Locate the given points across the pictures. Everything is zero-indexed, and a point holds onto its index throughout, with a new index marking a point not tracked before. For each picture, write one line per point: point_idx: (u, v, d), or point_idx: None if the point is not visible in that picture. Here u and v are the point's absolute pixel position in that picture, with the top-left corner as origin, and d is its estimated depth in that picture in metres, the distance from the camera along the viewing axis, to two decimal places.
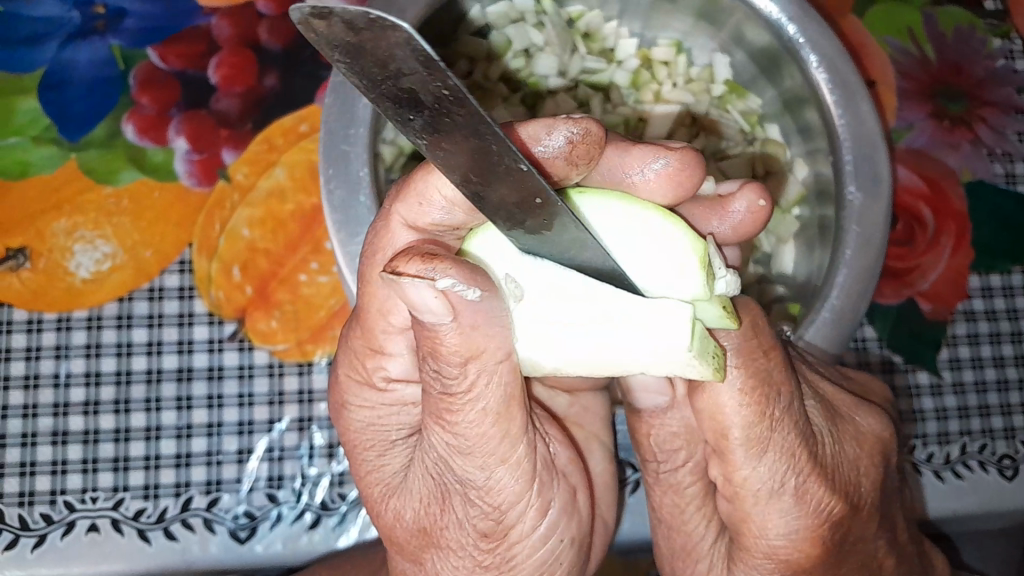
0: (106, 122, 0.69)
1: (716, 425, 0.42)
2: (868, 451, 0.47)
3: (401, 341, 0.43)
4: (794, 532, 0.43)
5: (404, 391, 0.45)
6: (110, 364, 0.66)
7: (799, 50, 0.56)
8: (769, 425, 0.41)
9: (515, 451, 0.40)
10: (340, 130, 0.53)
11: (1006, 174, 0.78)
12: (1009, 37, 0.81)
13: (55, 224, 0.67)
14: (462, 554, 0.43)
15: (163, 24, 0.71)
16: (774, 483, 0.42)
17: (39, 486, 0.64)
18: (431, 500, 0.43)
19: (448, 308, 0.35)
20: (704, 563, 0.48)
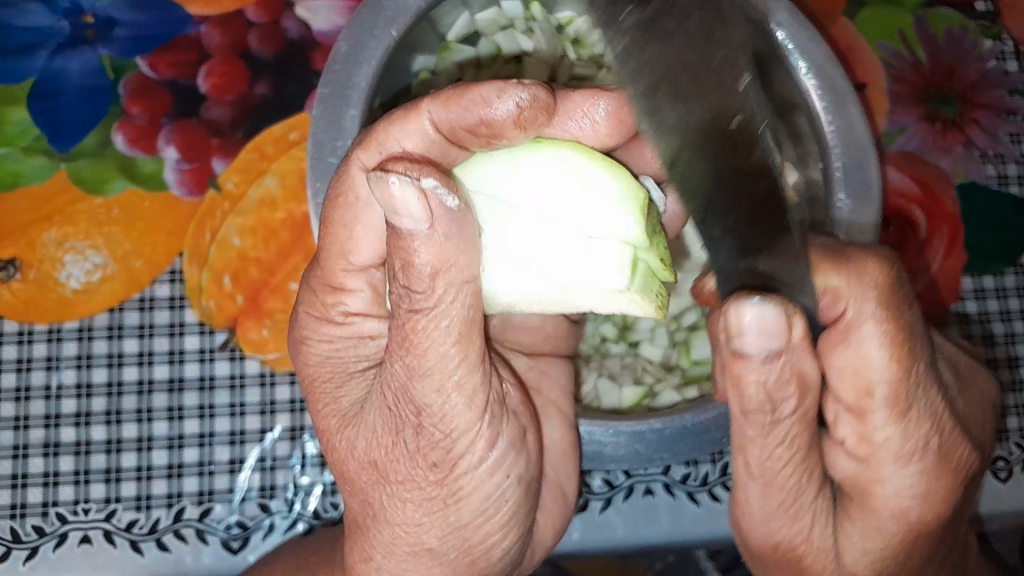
0: (96, 131, 0.69)
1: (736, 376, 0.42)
2: (986, 411, 0.52)
3: (360, 276, 0.46)
4: (927, 493, 0.46)
5: (361, 325, 0.47)
6: (101, 375, 0.66)
7: (786, 55, 0.55)
8: (915, 385, 0.44)
9: (471, 376, 0.40)
10: (330, 141, 0.54)
11: (999, 176, 0.78)
12: (1000, 39, 0.80)
13: (46, 234, 0.67)
14: (413, 486, 0.43)
15: (152, 33, 0.70)
16: (913, 447, 0.45)
17: (31, 498, 0.64)
18: (384, 431, 0.43)
19: (426, 212, 0.37)
20: (804, 521, 0.47)
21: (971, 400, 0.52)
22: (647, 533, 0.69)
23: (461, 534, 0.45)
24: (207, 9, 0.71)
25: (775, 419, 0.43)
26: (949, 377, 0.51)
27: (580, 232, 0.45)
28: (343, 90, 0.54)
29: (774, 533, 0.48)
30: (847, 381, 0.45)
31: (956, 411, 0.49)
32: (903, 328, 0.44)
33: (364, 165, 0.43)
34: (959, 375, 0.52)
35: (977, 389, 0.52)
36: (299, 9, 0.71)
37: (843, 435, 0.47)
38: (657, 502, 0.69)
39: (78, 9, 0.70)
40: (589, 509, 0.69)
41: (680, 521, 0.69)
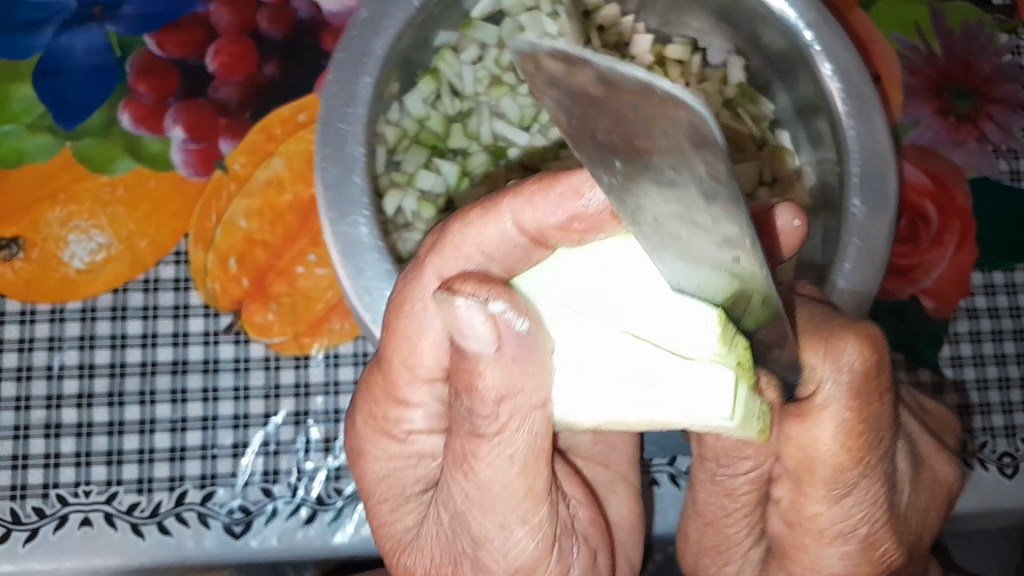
0: (102, 109, 0.68)
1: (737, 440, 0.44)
2: (937, 506, 0.49)
3: (425, 390, 0.43)
4: (846, 574, 0.45)
5: (425, 442, 0.44)
6: (104, 356, 0.65)
7: (814, 57, 0.55)
8: (862, 471, 0.42)
9: (535, 511, 0.39)
10: (340, 107, 0.52)
11: (1011, 171, 0.77)
12: (1016, 33, 0.80)
13: (50, 213, 0.66)
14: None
15: (160, 10, 0.69)
16: (844, 526, 0.44)
17: (31, 479, 0.63)
18: (446, 531, 0.42)
19: (494, 336, 0.35)
20: (730, 566, 0.50)
21: (926, 494, 0.49)
22: (653, 524, 0.68)
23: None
24: None
25: (730, 473, 0.46)
26: (910, 466, 0.47)
27: (671, 332, 0.37)
28: (359, 57, 0.53)
29: (699, 566, 0.52)
30: (792, 452, 0.43)
31: (902, 504, 0.47)
32: (865, 420, 0.41)
33: (438, 275, 0.41)
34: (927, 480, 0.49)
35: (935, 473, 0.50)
36: None
37: (779, 498, 0.45)
38: (662, 493, 0.68)
39: None
40: None
41: None
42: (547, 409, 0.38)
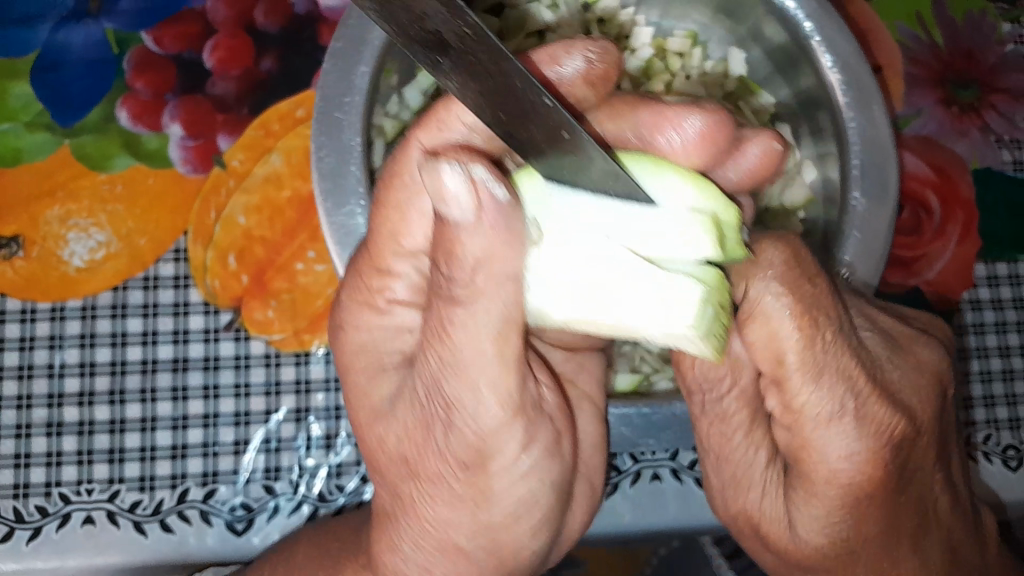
0: (100, 106, 0.67)
1: (772, 350, 0.43)
2: (931, 382, 0.48)
3: (408, 262, 0.45)
4: (855, 456, 0.42)
5: (404, 316, 0.46)
6: (104, 354, 0.65)
7: (812, 48, 0.55)
8: (823, 348, 0.42)
9: (507, 379, 0.39)
10: (337, 96, 0.52)
11: (1015, 162, 0.77)
12: (1019, 22, 0.79)
13: (49, 211, 0.66)
14: (449, 504, 0.43)
15: (157, 5, 0.69)
16: (833, 405, 0.42)
17: (33, 478, 0.63)
18: (416, 428, 0.43)
19: (473, 202, 0.35)
20: (755, 491, 0.49)
21: (912, 367, 0.47)
22: (655, 518, 0.68)
23: (496, 541, 0.45)
24: None
25: (716, 395, 0.50)
26: (880, 347, 0.47)
27: (672, 240, 0.42)
28: (357, 45, 0.52)
29: (730, 505, 0.52)
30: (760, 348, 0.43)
31: (885, 378, 0.45)
32: (804, 299, 0.42)
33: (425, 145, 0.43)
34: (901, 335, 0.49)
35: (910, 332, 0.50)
36: None
37: (773, 406, 0.45)
38: (664, 487, 0.68)
39: None
40: None
41: (688, 506, 0.68)
42: (518, 281, 0.38)
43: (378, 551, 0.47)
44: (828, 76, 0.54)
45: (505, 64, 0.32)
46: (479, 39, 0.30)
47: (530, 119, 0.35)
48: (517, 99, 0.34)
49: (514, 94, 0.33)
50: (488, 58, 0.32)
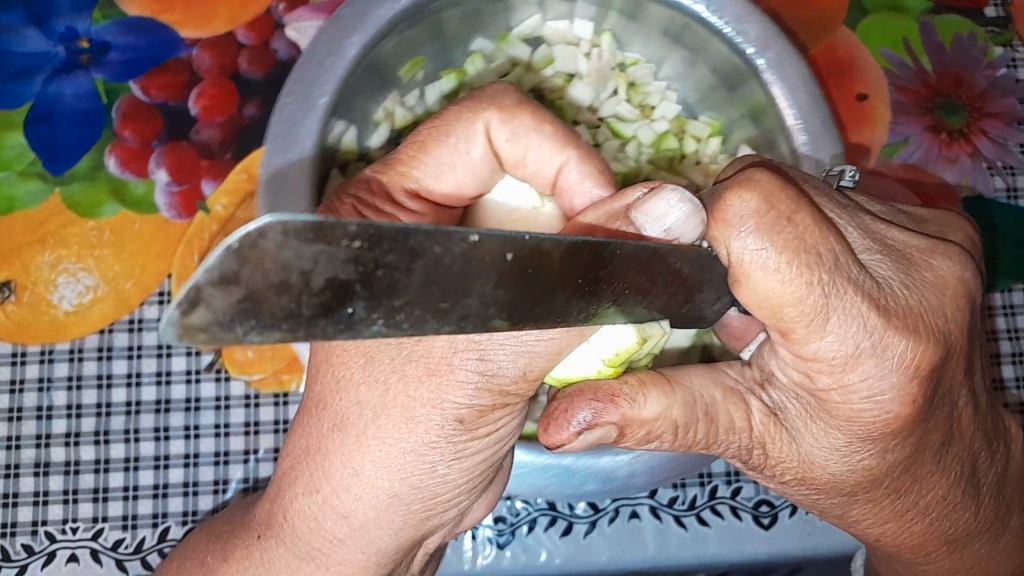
0: (89, 155, 0.70)
1: (772, 308, 0.40)
2: (951, 299, 0.44)
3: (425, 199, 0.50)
4: (949, 333, 0.43)
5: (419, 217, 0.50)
6: (91, 396, 0.67)
7: (759, 73, 0.56)
8: (933, 261, 0.44)
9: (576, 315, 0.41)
10: (292, 123, 0.54)
11: (1008, 188, 0.75)
12: (1011, 45, 0.77)
13: (40, 257, 0.68)
14: (423, 425, 0.43)
15: (144, 55, 0.71)
16: (949, 339, 0.43)
17: (21, 517, 0.65)
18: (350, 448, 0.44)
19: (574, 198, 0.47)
20: (836, 453, 0.45)
21: (926, 270, 0.44)
22: (632, 558, 0.67)
23: (430, 491, 0.45)
24: (199, 32, 0.72)
25: (844, 367, 0.41)
26: (890, 246, 0.44)
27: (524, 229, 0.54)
28: (314, 78, 0.54)
29: (818, 467, 0.46)
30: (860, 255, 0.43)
31: (913, 253, 0.44)
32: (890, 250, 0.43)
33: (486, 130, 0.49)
34: (927, 321, 0.42)
35: (938, 276, 0.44)
36: (290, 29, 0.72)
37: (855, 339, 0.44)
38: (643, 525, 0.68)
39: (73, 35, 0.71)
40: (572, 532, 0.67)
41: (666, 545, 0.68)
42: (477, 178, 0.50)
43: (291, 498, 0.47)
44: (784, 110, 0.55)
45: (467, 283, 0.31)
46: (449, 260, 0.31)
47: (583, 295, 0.34)
48: (545, 275, 0.33)
49: (475, 315, 0.32)
50: (445, 255, 0.30)
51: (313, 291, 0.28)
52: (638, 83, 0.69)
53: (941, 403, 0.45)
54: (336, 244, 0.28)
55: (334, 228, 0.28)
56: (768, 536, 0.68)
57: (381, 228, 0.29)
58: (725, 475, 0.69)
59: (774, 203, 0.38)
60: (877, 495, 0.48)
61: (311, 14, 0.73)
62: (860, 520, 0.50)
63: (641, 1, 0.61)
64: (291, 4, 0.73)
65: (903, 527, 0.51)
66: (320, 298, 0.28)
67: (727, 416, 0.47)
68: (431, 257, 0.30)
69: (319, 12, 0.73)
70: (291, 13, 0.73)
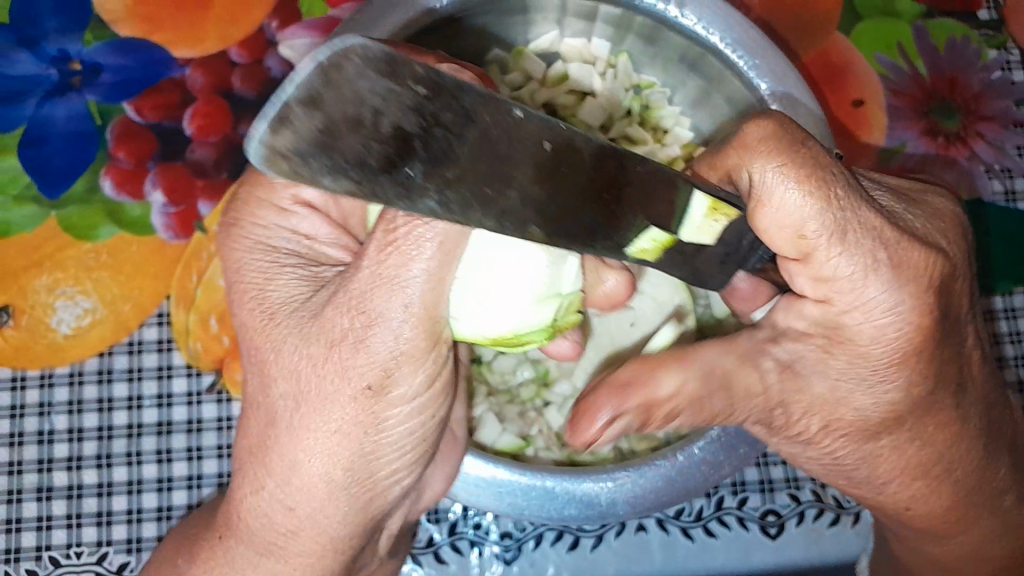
0: (84, 177, 0.69)
1: (786, 233, 0.40)
2: (951, 225, 0.45)
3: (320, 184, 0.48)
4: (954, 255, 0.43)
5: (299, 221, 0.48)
6: (91, 420, 0.67)
7: (769, 108, 0.55)
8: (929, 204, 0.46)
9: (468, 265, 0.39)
10: None
11: (1006, 190, 0.75)
12: (1005, 47, 0.77)
13: (37, 281, 0.68)
14: (338, 403, 0.42)
15: (136, 76, 0.71)
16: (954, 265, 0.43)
17: (24, 543, 0.65)
18: (269, 426, 0.44)
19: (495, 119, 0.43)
20: (864, 388, 0.45)
21: (927, 214, 0.45)
22: (640, 571, 0.67)
23: (366, 467, 0.44)
24: (191, 51, 0.72)
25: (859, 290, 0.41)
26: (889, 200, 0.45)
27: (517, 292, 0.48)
28: None
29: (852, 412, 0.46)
30: (781, 240, 0.41)
31: (908, 201, 0.45)
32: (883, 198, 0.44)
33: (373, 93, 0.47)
34: (931, 241, 0.43)
35: (933, 208, 0.45)
36: (282, 46, 0.72)
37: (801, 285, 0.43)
38: (649, 538, 0.68)
39: (65, 56, 0.71)
40: (579, 546, 0.67)
41: (673, 557, 0.68)
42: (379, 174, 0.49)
43: (241, 496, 0.46)
44: None
45: (509, 166, 0.32)
46: (495, 129, 0.31)
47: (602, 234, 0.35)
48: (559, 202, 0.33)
49: (506, 228, 0.32)
50: (493, 126, 0.31)
51: (379, 137, 0.29)
52: (651, 105, 0.70)
53: (958, 339, 0.46)
54: (403, 84, 0.29)
55: (402, 65, 0.29)
56: (774, 546, 0.68)
57: (439, 76, 0.29)
58: (731, 485, 0.68)
59: (764, 142, 0.40)
60: (906, 439, 0.47)
61: (304, 31, 0.72)
62: (890, 477, 0.49)
63: (658, 30, 0.60)
64: (283, 21, 0.72)
65: (930, 485, 0.50)
66: (383, 147, 0.29)
67: (743, 382, 0.45)
68: (481, 124, 0.31)
69: (311, 29, 0.73)
70: (283, 31, 0.72)
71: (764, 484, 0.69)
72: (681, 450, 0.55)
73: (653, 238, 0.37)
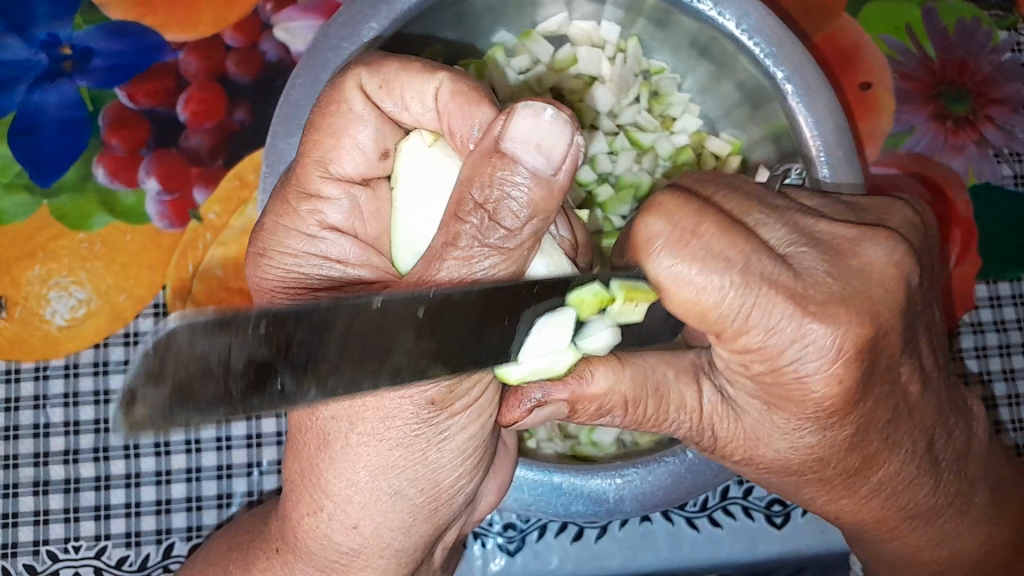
0: (77, 165, 0.68)
1: (697, 313, 0.39)
2: (885, 286, 0.41)
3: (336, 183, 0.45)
4: (884, 312, 0.40)
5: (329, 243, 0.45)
6: (88, 412, 0.66)
7: (785, 97, 0.53)
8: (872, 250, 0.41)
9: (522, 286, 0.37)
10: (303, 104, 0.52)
11: (1015, 175, 0.74)
12: (1016, 29, 0.76)
13: (30, 271, 0.67)
14: (399, 419, 0.40)
15: (129, 61, 0.69)
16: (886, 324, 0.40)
17: (22, 537, 0.64)
18: (319, 449, 0.43)
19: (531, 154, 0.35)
20: (794, 434, 0.44)
21: (859, 273, 0.41)
22: (645, 561, 0.67)
23: (429, 477, 0.43)
24: (185, 35, 0.70)
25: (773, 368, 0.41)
26: (814, 250, 0.41)
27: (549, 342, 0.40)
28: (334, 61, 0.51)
29: (783, 454, 0.45)
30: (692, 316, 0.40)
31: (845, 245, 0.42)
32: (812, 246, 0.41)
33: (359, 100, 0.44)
34: (855, 306, 0.40)
35: (864, 263, 0.41)
36: (279, 29, 0.70)
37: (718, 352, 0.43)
38: (654, 528, 0.67)
39: (56, 41, 0.69)
40: (583, 538, 0.67)
41: (678, 548, 0.67)
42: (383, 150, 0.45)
43: (299, 518, 0.45)
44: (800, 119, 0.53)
45: (388, 341, 0.31)
46: (359, 322, 0.30)
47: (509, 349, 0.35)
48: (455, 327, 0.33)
49: (409, 367, 0.32)
50: (358, 313, 0.30)
51: (237, 375, 0.29)
52: (661, 92, 0.68)
53: (887, 385, 0.43)
54: (243, 333, 0.28)
55: (237, 320, 0.28)
56: (781, 535, 0.67)
57: (280, 309, 0.29)
58: (737, 476, 0.67)
59: (674, 220, 0.38)
60: (826, 473, 0.46)
61: (300, 13, 0.71)
62: (816, 496, 0.49)
63: (667, 11, 0.58)
64: (279, 4, 0.71)
65: (857, 502, 0.49)
66: (245, 379, 0.29)
67: (679, 396, 0.46)
68: (345, 314, 0.30)
69: (308, 11, 0.71)
70: (279, 13, 0.70)
71: None
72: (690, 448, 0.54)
73: (596, 293, 0.37)
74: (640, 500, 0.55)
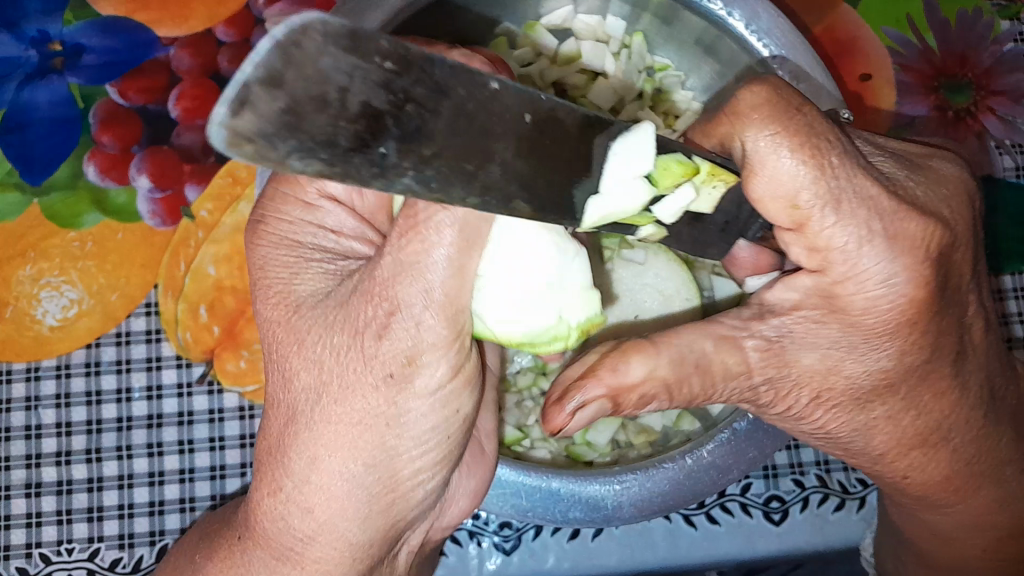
0: (67, 163, 0.67)
1: (784, 199, 0.38)
2: (957, 194, 0.43)
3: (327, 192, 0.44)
4: (931, 234, 0.40)
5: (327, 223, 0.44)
6: (81, 413, 0.65)
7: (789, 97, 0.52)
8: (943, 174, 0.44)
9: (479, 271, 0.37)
10: None
11: (1017, 167, 0.73)
12: (1017, 19, 0.75)
13: (21, 272, 0.66)
14: (362, 391, 0.40)
15: (120, 57, 0.68)
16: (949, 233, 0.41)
17: (14, 540, 0.64)
18: (282, 431, 0.42)
19: None
20: (870, 360, 0.42)
21: (933, 182, 0.43)
22: (643, 560, 0.66)
23: (387, 464, 0.42)
24: (176, 30, 0.69)
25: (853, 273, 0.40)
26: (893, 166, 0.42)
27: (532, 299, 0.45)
28: None
29: (842, 383, 0.43)
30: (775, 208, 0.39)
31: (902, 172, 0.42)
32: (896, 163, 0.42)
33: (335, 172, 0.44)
34: (933, 207, 0.41)
35: (939, 170, 0.44)
36: (270, 23, 0.69)
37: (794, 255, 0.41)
38: (652, 526, 0.67)
39: (45, 37, 0.68)
40: (580, 536, 0.66)
41: (677, 546, 0.66)
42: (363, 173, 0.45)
43: (258, 503, 0.44)
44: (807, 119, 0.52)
45: (488, 144, 0.30)
46: (469, 109, 0.29)
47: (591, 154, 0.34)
48: (555, 141, 0.32)
49: (501, 185, 0.30)
50: (469, 99, 0.28)
51: (350, 121, 0.26)
52: (664, 89, 0.67)
53: (963, 305, 0.43)
54: (373, 62, 0.25)
55: (370, 43, 0.25)
56: (779, 532, 0.67)
57: (411, 51, 0.26)
58: None
59: (759, 111, 0.37)
60: (899, 409, 0.44)
61: (292, 7, 0.69)
62: (886, 450, 0.46)
63: (675, 10, 0.57)
64: None
65: (928, 454, 0.47)
66: (355, 127, 0.26)
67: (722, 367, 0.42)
68: (456, 98, 0.28)
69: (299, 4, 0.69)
70: (271, 8, 0.69)
71: (768, 471, 0.67)
72: (690, 454, 0.54)
73: (681, 162, 0.38)
74: (638, 502, 0.54)
